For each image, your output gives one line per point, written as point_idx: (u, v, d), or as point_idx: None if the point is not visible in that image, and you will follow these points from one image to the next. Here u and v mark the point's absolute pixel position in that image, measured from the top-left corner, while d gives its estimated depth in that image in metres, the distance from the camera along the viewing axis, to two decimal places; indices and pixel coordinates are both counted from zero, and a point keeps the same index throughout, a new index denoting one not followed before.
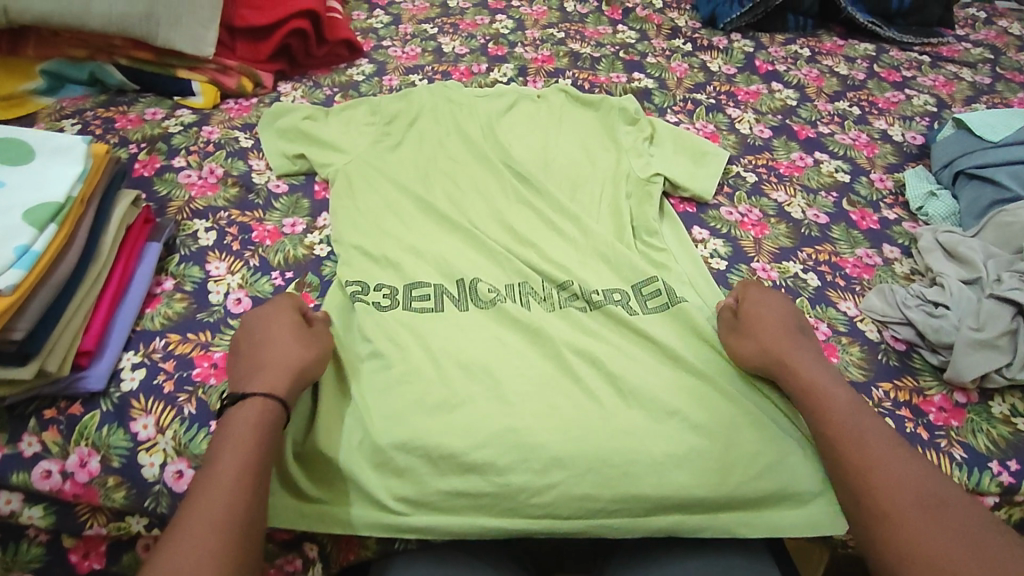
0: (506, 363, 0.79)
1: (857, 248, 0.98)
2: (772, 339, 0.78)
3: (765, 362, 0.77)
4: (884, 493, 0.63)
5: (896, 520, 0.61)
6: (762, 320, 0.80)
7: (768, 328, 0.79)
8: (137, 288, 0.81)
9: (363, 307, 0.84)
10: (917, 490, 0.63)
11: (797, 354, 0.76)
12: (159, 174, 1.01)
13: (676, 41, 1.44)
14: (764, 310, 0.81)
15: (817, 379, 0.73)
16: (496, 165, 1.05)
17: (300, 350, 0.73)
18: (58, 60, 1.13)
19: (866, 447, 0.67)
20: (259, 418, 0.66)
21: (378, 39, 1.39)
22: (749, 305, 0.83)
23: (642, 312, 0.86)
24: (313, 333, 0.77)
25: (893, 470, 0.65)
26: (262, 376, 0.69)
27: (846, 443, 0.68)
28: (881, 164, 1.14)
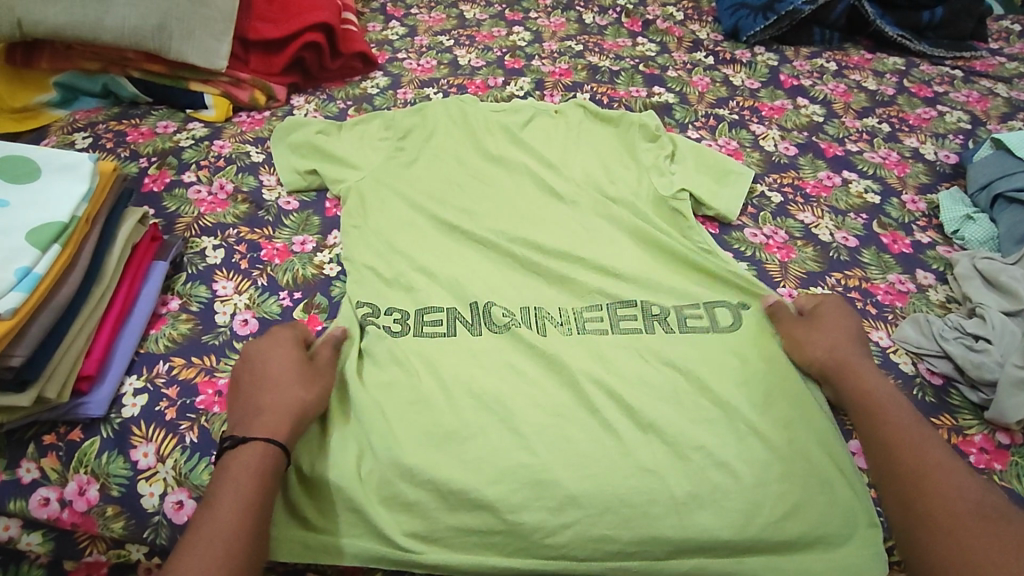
0: (520, 391, 0.76)
1: (890, 273, 0.93)
2: (838, 346, 0.79)
3: (836, 359, 0.78)
4: (924, 490, 0.64)
5: (931, 514, 0.62)
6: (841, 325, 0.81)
7: (842, 336, 0.80)
8: (141, 310, 0.79)
9: (373, 331, 0.82)
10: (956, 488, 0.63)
11: (863, 365, 0.77)
12: (169, 189, 0.99)
13: (698, 54, 1.41)
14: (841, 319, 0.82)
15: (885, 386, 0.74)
16: (515, 185, 1.03)
17: (304, 391, 0.71)
18: (71, 73, 1.12)
19: (915, 447, 0.68)
20: (263, 460, 0.64)
21: (394, 52, 1.37)
22: (826, 314, 0.83)
23: (678, 331, 0.83)
24: (315, 369, 0.75)
25: (940, 470, 0.65)
26: (266, 420, 0.67)
27: (892, 443, 0.69)
28: (913, 184, 1.09)
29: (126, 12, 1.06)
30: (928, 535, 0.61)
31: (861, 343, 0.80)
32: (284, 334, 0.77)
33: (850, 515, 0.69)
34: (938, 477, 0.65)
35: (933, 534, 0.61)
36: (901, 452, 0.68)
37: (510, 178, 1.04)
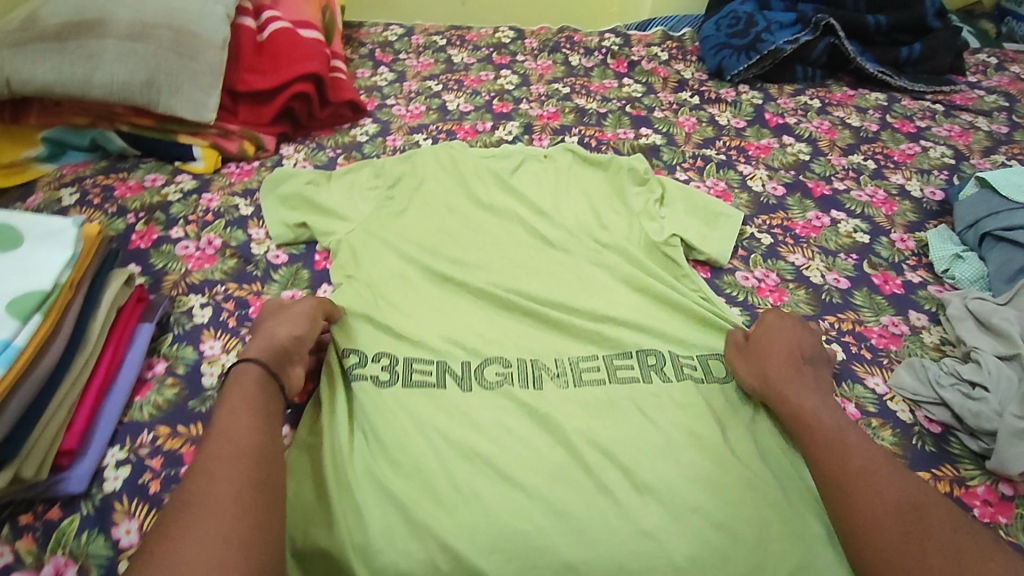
0: (515, 451, 0.74)
1: (882, 315, 0.93)
2: (768, 369, 0.80)
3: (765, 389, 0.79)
4: (875, 514, 0.63)
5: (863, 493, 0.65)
6: (771, 348, 0.82)
7: (772, 360, 0.81)
8: (126, 376, 0.77)
9: (360, 383, 0.80)
10: (902, 507, 0.63)
11: (807, 381, 0.79)
12: (156, 246, 0.98)
13: (683, 94, 1.43)
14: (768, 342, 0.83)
15: (808, 408, 0.75)
16: (508, 234, 1.03)
17: (274, 327, 0.79)
18: (59, 127, 1.12)
19: (861, 469, 0.67)
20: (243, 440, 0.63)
21: (382, 98, 1.38)
22: (756, 345, 0.84)
23: (676, 379, 0.82)
24: (288, 312, 0.82)
25: (886, 487, 0.65)
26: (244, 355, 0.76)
27: (840, 469, 0.68)
28: (901, 223, 1.09)
29: (115, 67, 1.06)
30: (865, 520, 0.63)
31: (793, 362, 0.81)
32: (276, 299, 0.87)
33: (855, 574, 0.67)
34: (887, 498, 0.64)
35: (873, 531, 0.63)
36: (853, 478, 0.67)
37: (503, 226, 1.04)
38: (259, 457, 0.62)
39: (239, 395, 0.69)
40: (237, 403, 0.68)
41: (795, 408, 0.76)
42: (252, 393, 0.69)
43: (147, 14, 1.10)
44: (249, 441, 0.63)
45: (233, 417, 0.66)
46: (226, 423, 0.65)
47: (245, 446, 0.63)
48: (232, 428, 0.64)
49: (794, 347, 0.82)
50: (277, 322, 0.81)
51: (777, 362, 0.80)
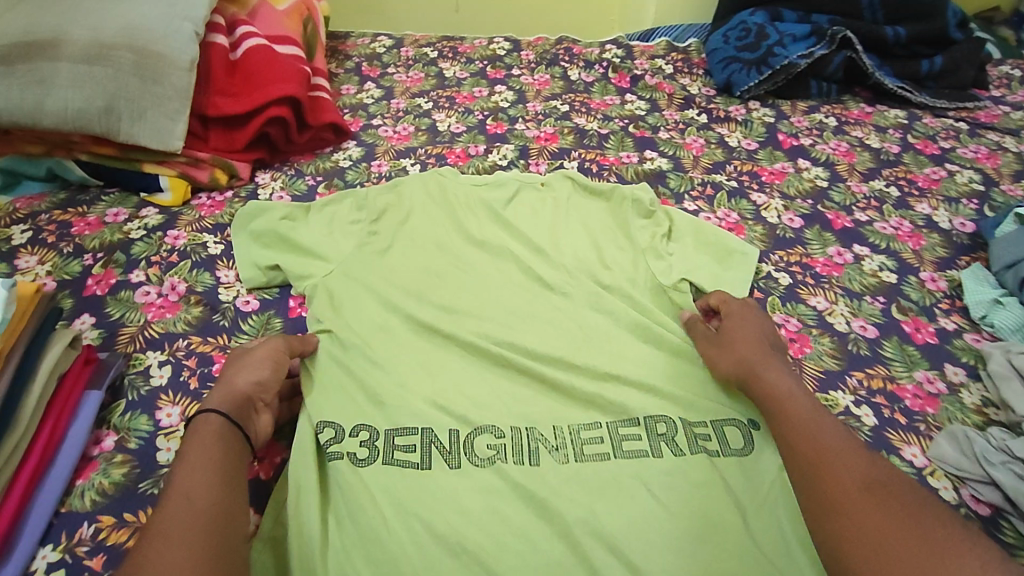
0: (509, 544, 0.66)
1: (915, 370, 0.85)
2: (738, 355, 0.79)
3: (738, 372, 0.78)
4: (848, 506, 0.59)
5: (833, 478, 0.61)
6: (739, 334, 0.81)
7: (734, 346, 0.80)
8: (66, 456, 0.69)
9: (337, 464, 0.72)
10: (883, 500, 0.59)
11: (777, 362, 0.77)
12: (113, 292, 0.89)
13: (690, 112, 1.33)
14: (730, 332, 0.83)
15: (777, 385, 0.74)
16: (502, 276, 0.94)
17: (233, 370, 0.73)
18: (12, 157, 1.03)
19: (828, 458, 0.63)
20: (199, 506, 0.57)
21: (368, 117, 1.28)
22: (724, 333, 0.83)
23: (687, 454, 0.74)
24: (248, 355, 0.75)
25: (868, 480, 0.61)
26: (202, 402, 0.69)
27: (813, 462, 0.64)
28: (931, 259, 1.01)
29: (69, 94, 0.97)
30: (838, 501, 0.60)
31: (756, 348, 0.79)
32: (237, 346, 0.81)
33: None
34: (864, 490, 0.60)
35: (849, 511, 0.58)
36: (830, 471, 0.62)
37: (497, 266, 0.95)
38: (213, 521, 0.56)
39: (197, 449, 0.62)
40: (194, 460, 0.61)
41: (765, 386, 0.74)
42: (211, 447, 0.63)
43: (106, 33, 1.00)
44: (206, 508, 0.57)
45: (191, 477, 0.60)
46: (183, 484, 0.59)
47: (200, 515, 0.56)
48: (188, 491, 0.58)
49: (756, 335, 0.81)
50: (237, 366, 0.74)
51: (738, 349, 0.80)
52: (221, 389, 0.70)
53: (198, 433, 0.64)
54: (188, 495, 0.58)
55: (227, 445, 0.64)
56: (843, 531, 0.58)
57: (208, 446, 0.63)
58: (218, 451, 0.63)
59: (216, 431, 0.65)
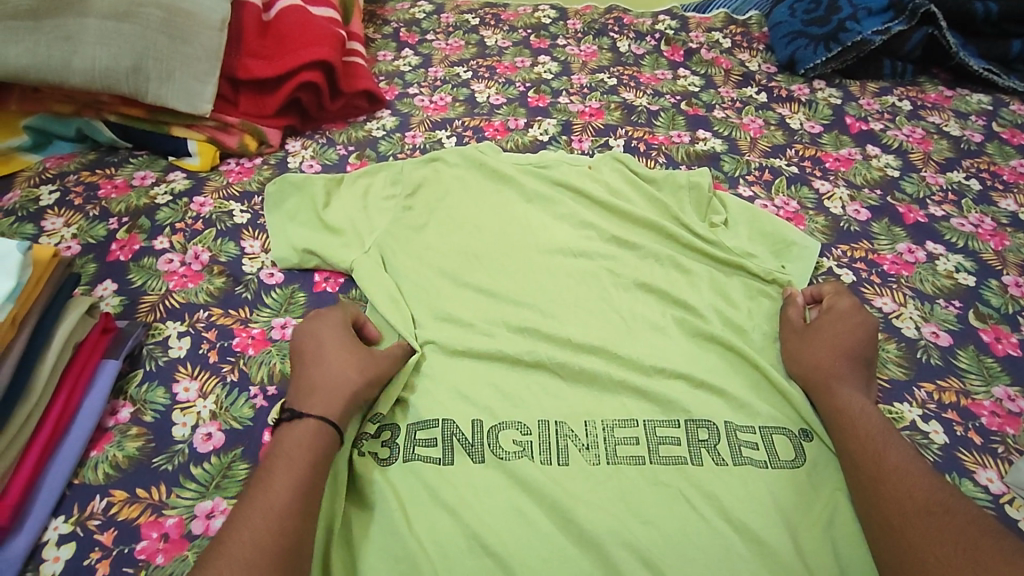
0: (532, 549, 0.61)
1: (995, 385, 0.76)
2: (826, 358, 0.74)
3: (817, 374, 0.73)
4: (907, 524, 0.58)
5: (892, 498, 0.61)
6: (834, 334, 0.76)
7: (804, 377, 0.74)
8: (81, 426, 0.66)
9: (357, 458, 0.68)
10: (932, 517, 0.58)
11: (848, 391, 0.71)
12: (136, 258, 0.86)
13: (748, 90, 1.23)
14: (796, 359, 0.76)
15: (853, 401, 0.70)
16: (539, 260, 0.87)
17: (359, 375, 0.69)
18: (42, 115, 1.01)
19: (884, 477, 0.62)
20: (289, 514, 0.56)
21: (404, 86, 1.23)
22: (816, 326, 0.78)
23: (729, 463, 0.68)
24: (372, 356, 0.72)
25: (915, 500, 0.60)
26: (320, 403, 0.66)
27: (870, 487, 0.63)
28: (1015, 262, 0.90)
29: (97, 51, 0.94)
30: (895, 520, 0.59)
31: (822, 378, 0.72)
32: (341, 313, 0.75)
33: None
34: (917, 509, 0.59)
35: (905, 530, 0.58)
36: (886, 491, 0.61)
37: (532, 249, 0.89)
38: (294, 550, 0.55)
39: (302, 448, 0.62)
40: (297, 463, 0.60)
41: (832, 417, 0.70)
42: (313, 450, 0.62)
43: None
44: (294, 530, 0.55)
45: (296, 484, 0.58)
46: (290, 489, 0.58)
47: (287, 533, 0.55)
48: (290, 493, 0.57)
49: (828, 356, 0.74)
50: (361, 367, 0.70)
51: (806, 379, 0.74)
52: (345, 398, 0.67)
53: (309, 431, 0.63)
54: (287, 497, 0.57)
55: (328, 452, 0.63)
56: (899, 555, 0.58)
57: (312, 449, 0.62)
58: (321, 458, 0.62)
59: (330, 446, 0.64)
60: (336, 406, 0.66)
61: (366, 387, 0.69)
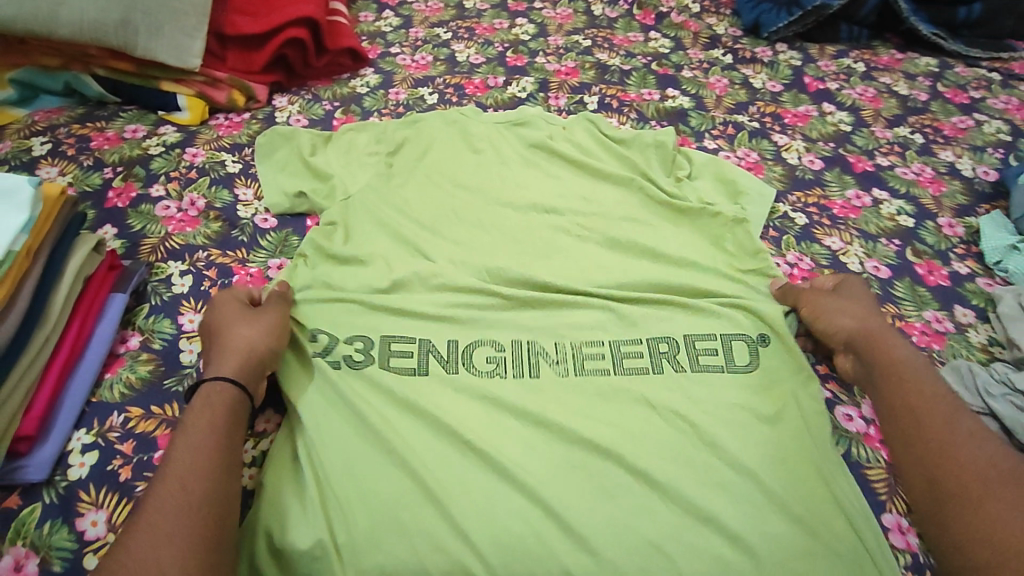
0: (512, 448, 0.68)
1: (925, 309, 0.85)
2: (857, 315, 0.78)
3: (853, 326, 0.77)
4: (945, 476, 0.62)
5: (930, 452, 0.64)
6: (860, 300, 0.80)
7: (853, 335, 0.76)
8: (95, 351, 0.70)
9: (344, 372, 0.74)
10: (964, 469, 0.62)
11: (893, 337, 0.75)
12: (134, 205, 0.90)
13: (715, 52, 1.30)
14: (833, 321, 0.78)
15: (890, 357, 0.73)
16: (518, 207, 0.94)
17: (248, 329, 0.71)
18: (28, 69, 1.02)
19: (921, 432, 0.66)
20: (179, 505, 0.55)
21: (386, 46, 1.26)
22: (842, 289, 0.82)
23: (690, 370, 0.76)
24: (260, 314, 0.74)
25: (958, 464, 0.62)
26: (214, 363, 0.68)
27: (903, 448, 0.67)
28: (950, 205, 1.00)
29: (85, 4, 0.96)
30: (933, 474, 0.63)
31: (860, 332, 0.76)
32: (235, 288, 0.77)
33: None
34: (950, 461, 0.63)
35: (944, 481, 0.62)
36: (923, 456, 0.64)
37: (513, 199, 0.95)
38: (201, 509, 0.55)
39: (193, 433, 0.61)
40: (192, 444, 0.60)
41: (881, 368, 0.72)
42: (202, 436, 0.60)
43: None
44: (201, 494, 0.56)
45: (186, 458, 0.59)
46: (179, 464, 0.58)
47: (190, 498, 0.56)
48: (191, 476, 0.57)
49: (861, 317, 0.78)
50: (256, 326, 0.72)
51: (851, 338, 0.76)
52: (240, 352, 0.69)
53: (198, 412, 0.63)
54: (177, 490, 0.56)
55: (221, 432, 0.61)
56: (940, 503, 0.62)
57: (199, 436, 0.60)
58: (219, 444, 0.61)
59: (226, 406, 0.64)
60: (228, 361, 0.68)
61: (263, 341, 0.71)
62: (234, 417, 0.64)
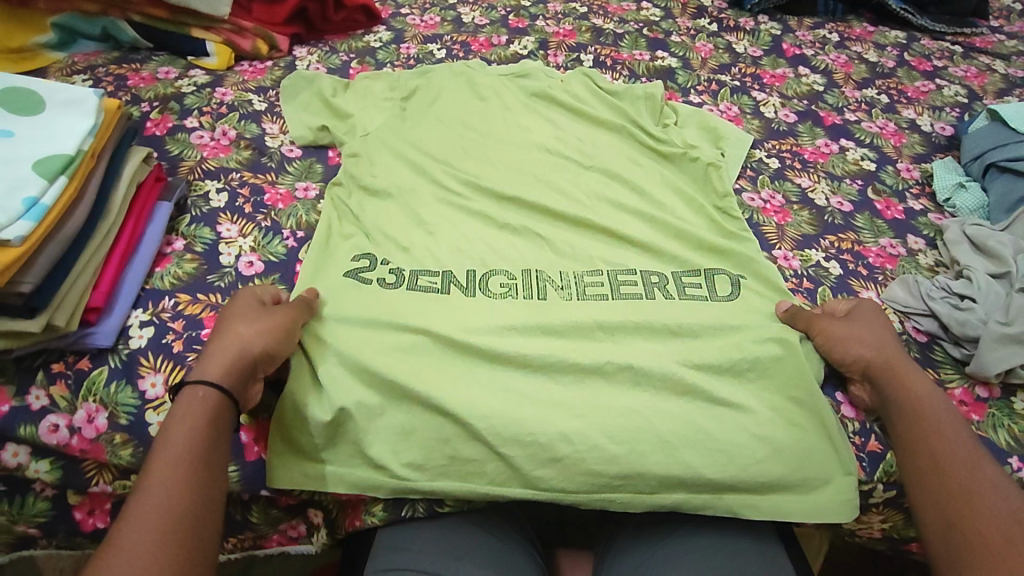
0: (513, 335, 0.78)
1: (881, 237, 0.96)
2: (879, 343, 0.75)
3: (877, 358, 0.74)
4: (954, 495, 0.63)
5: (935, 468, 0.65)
6: (875, 325, 0.77)
7: (866, 360, 0.74)
8: (147, 248, 0.79)
9: (364, 287, 0.81)
10: (973, 491, 0.62)
11: (912, 369, 0.72)
12: (171, 134, 0.99)
13: (702, 21, 1.40)
14: (847, 346, 0.75)
15: (918, 384, 0.71)
16: (520, 145, 1.04)
17: (246, 330, 0.68)
18: (69, 14, 1.10)
19: (936, 453, 0.66)
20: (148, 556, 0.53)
21: (397, 7, 1.35)
22: (855, 315, 0.79)
23: (679, 298, 0.84)
24: (268, 314, 0.71)
25: (962, 489, 0.63)
26: (202, 364, 0.66)
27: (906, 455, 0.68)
28: (909, 154, 1.11)
29: None
30: (941, 494, 0.63)
31: (885, 360, 0.73)
32: (263, 287, 0.76)
33: (827, 461, 0.72)
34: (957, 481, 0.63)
35: (947, 501, 0.63)
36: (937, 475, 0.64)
37: (516, 139, 1.05)
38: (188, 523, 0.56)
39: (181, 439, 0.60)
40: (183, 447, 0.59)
41: (903, 404, 0.70)
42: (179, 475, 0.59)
43: None
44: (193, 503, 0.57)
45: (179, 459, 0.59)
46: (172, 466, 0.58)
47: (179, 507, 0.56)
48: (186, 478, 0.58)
49: (884, 344, 0.75)
50: (253, 325, 0.69)
51: (870, 367, 0.74)
52: (229, 355, 0.66)
53: (179, 414, 0.62)
54: (156, 521, 0.55)
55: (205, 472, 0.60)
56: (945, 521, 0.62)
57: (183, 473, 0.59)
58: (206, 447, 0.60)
59: (197, 412, 0.62)
60: (216, 364, 0.65)
61: (254, 342, 0.67)
62: (225, 433, 0.63)
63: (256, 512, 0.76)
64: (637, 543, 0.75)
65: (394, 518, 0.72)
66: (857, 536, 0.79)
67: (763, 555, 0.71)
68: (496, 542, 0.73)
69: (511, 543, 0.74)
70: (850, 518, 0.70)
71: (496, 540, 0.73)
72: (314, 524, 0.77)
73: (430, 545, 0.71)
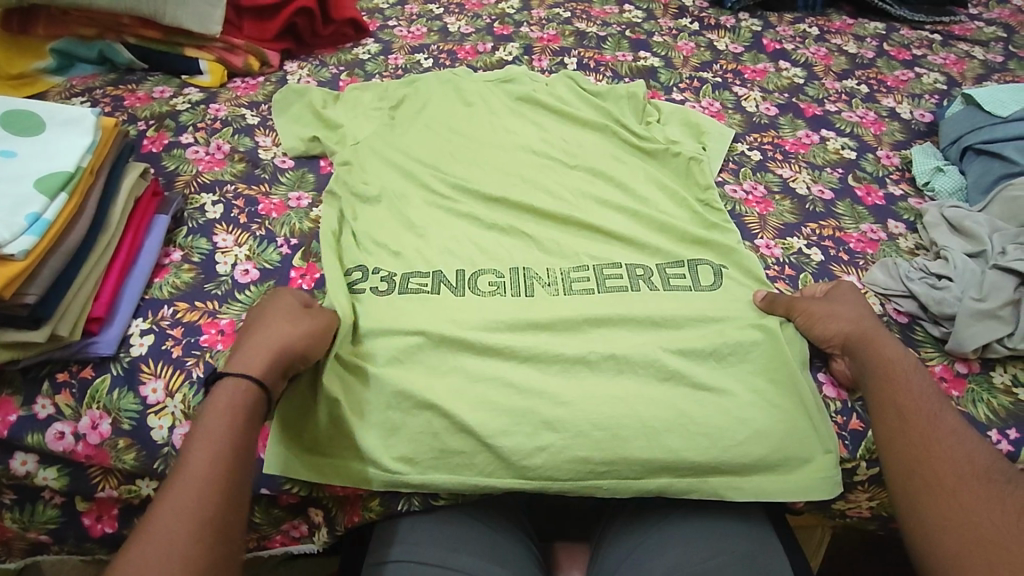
0: (499, 330, 0.80)
1: (862, 223, 0.98)
2: (857, 317, 0.77)
3: (855, 331, 0.76)
4: (922, 454, 0.63)
5: (907, 428, 0.66)
6: (853, 301, 0.80)
7: (845, 334, 0.76)
8: (145, 259, 0.82)
9: (359, 293, 0.84)
10: (942, 451, 0.63)
11: (889, 341, 0.74)
12: (167, 150, 1.02)
13: (683, 21, 1.43)
14: (825, 322, 0.78)
15: (900, 355, 0.72)
16: (505, 147, 1.06)
17: (289, 329, 0.71)
18: (67, 39, 1.14)
19: (909, 414, 0.66)
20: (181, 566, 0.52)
21: (385, 20, 1.39)
22: (832, 294, 0.82)
23: (662, 289, 0.86)
24: (310, 317, 0.74)
25: (932, 449, 0.63)
26: (243, 357, 0.67)
27: (880, 418, 0.68)
28: (889, 141, 1.13)
29: None
30: (910, 453, 0.64)
31: (863, 332, 0.75)
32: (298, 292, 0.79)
33: (809, 441, 0.74)
34: (925, 441, 0.64)
35: (915, 460, 0.63)
36: (921, 476, 0.62)
37: (502, 142, 1.07)
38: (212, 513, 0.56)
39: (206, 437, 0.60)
40: (205, 446, 0.59)
41: (877, 370, 0.71)
42: (210, 484, 0.57)
43: None
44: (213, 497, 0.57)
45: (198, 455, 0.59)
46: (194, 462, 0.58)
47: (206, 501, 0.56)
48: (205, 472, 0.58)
49: (862, 318, 0.77)
50: (292, 322, 0.72)
51: (849, 339, 0.75)
52: (272, 349, 0.68)
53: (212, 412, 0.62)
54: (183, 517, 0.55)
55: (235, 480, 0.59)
56: (909, 478, 0.63)
57: (201, 483, 0.57)
58: (229, 443, 0.60)
59: (228, 412, 0.62)
60: (259, 358, 0.67)
61: (293, 338, 0.70)
62: (251, 428, 0.63)
63: (259, 512, 0.77)
64: (627, 529, 0.76)
65: (390, 511, 0.74)
66: (848, 517, 0.79)
67: (749, 535, 0.73)
68: (488, 531, 0.75)
69: (504, 533, 0.75)
70: (831, 494, 0.72)
71: (489, 530, 0.75)
72: (315, 523, 0.78)
73: (424, 536, 0.73)
